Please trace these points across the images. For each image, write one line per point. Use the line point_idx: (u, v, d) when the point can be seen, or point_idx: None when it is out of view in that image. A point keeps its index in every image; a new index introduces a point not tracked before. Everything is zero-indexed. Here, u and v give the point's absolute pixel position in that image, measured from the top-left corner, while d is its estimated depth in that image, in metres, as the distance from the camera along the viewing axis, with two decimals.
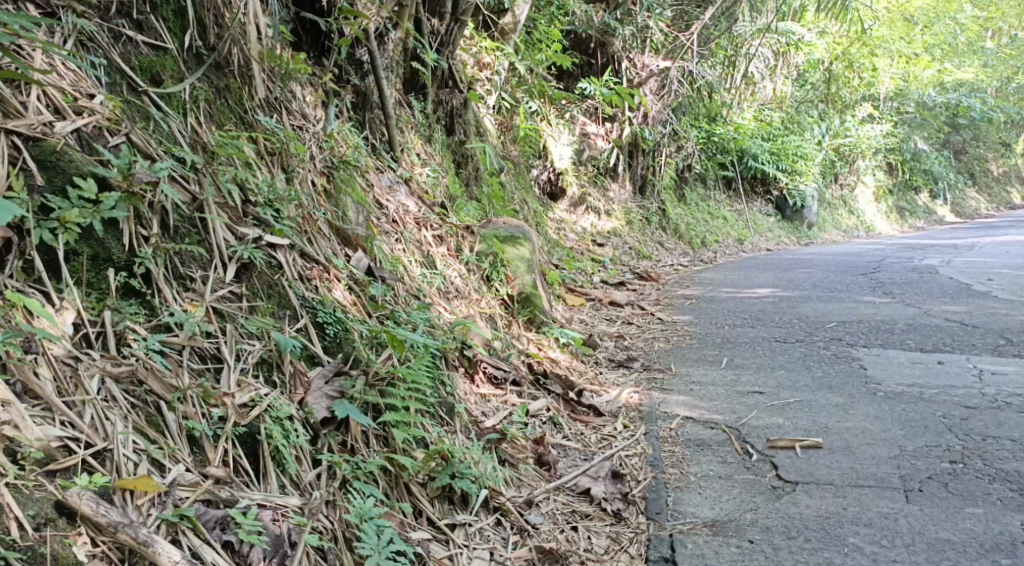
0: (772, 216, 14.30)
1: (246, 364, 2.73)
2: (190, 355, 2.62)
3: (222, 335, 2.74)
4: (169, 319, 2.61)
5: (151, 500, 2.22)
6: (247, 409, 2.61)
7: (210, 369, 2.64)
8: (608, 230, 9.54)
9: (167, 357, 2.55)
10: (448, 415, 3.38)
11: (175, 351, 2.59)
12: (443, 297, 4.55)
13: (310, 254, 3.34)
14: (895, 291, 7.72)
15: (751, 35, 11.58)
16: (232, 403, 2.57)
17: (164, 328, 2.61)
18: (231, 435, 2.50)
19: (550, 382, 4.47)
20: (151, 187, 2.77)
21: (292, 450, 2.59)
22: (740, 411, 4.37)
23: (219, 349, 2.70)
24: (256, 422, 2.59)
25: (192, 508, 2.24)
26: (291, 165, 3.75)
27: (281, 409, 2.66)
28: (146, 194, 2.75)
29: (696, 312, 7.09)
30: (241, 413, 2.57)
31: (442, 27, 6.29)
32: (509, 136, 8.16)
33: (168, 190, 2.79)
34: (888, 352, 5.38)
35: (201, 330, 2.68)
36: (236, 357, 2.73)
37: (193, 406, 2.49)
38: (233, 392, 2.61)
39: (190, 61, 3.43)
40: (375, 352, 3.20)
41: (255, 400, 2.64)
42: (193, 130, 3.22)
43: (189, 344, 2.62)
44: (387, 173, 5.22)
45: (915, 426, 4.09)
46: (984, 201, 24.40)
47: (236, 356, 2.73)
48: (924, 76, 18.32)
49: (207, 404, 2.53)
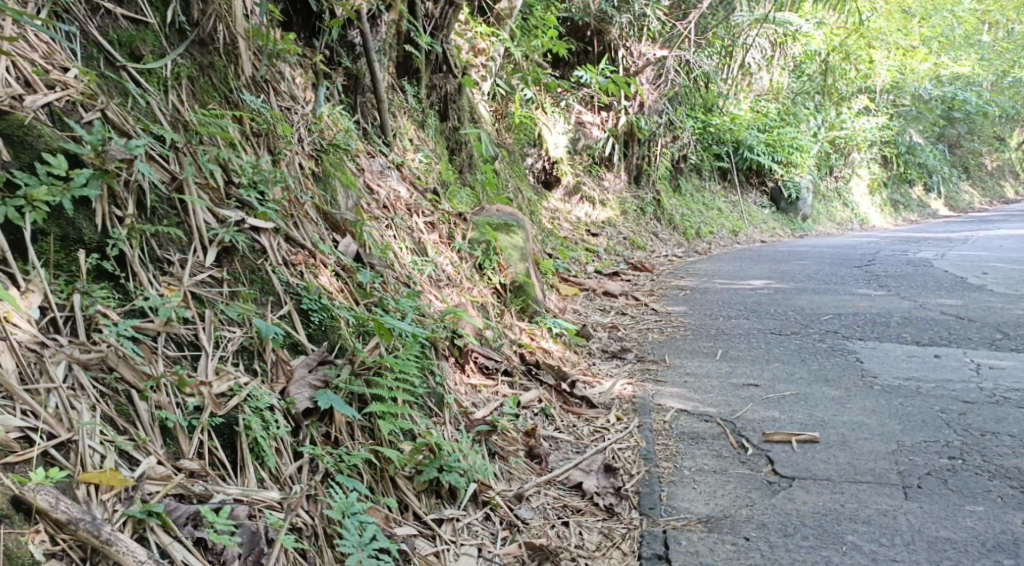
0: (767, 207, 14.22)
1: (225, 352, 2.62)
2: (166, 342, 2.52)
3: (201, 321, 2.63)
4: (144, 303, 2.51)
5: (118, 495, 2.13)
6: (225, 399, 2.51)
7: (187, 356, 2.54)
8: (603, 219, 9.44)
9: (140, 344, 2.45)
10: (436, 407, 3.28)
11: (149, 338, 2.48)
12: (434, 285, 4.45)
13: (295, 239, 3.23)
14: (890, 284, 7.64)
15: (748, 25, 11.48)
16: (210, 393, 2.46)
17: (138, 313, 2.51)
18: (207, 426, 2.40)
19: (543, 373, 4.37)
20: (126, 165, 2.66)
21: (271, 442, 2.49)
22: (735, 403, 4.28)
23: (197, 336, 2.59)
24: (233, 413, 2.49)
25: (161, 505, 2.15)
26: (278, 147, 3.66)
27: (261, 400, 2.56)
28: (120, 171, 2.65)
29: (690, 303, 7.01)
30: (218, 404, 2.47)
31: (436, 11, 6.17)
32: (504, 123, 8.06)
33: (144, 168, 2.68)
34: (884, 345, 5.30)
35: (177, 316, 2.57)
36: (215, 344, 2.63)
37: (167, 395, 2.39)
38: (210, 380, 2.51)
39: (172, 36, 3.33)
40: (362, 341, 3.10)
41: (233, 390, 2.53)
42: (175, 108, 3.11)
43: (165, 330, 2.52)
44: (378, 158, 5.11)
45: (913, 421, 4.00)
46: (977, 195, 24.33)
47: (215, 343, 2.63)
48: (920, 68, 18.23)
49: (182, 394, 2.43)
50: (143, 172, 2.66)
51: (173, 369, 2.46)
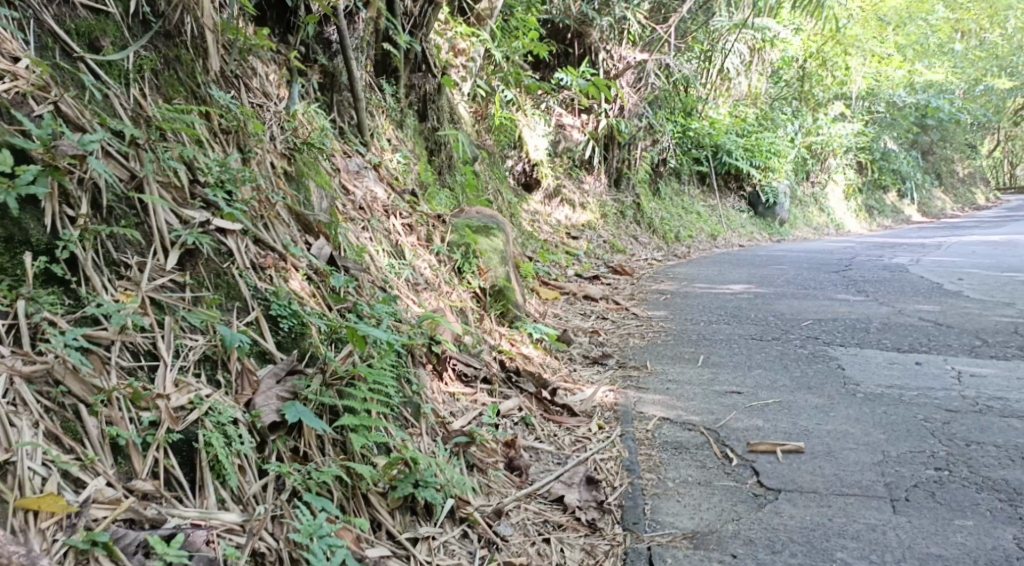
0: (745, 212, 14.16)
1: (185, 362, 2.48)
2: (121, 351, 2.37)
3: (159, 329, 2.49)
4: (95, 310, 2.36)
5: (60, 522, 2.01)
6: (184, 413, 2.36)
7: (144, 367, 2.39)
8: (583, 223, 9.32)
9: (91, 354, 2.30)
10: (412, 417, 3.14)
11: (102, 347, 2.34)
12: (411, 289, 4.31)
13: (264, 241, 3.08)
14: (869, 289, 7.57)
15: (727, 30, 11.43)
16: (167, 407, 2.32)
17: (89, 321, 2.36)
18: (163, 442, 2.26)
19: (523, 380, 4.23)
20: (79, 161, 2.51)
21: (234, 459, 2.34)
22: (718, 412, 4.16)
23: (155, 345, 2.44)
24: (193, 428, 2.34)
25: (107, 532, 2.02)
26: (248, 144, 3.51)
27: (223, 415, 2.41)
28: (73, 169, 2.50)
29: (671, 308, 6.90)
30: (175, 419, 2.33)
31: (416, 9, 6.03)
32: (484, 125, 7.92)
33: (99, 165, 2.53)
34: (866, 352, 5.20)
35: (134, 323, 2.42)
36: (175, 354, 2.48)
37: (119, 410, 2.25)
38: (168, 393, 2.36)
39: (136, 27, 3.21)
40: (334, 349, 2.94)
41: (193, 403, 2.39)
42: (137, 103, 2.98)
43: (120, 338, 2.37)
44: (355, 158, 4.96)
45: (897, 430, 3.87)
46: (949, 201, 24.44)
47: (174, 353, 2.48)
48: (895, 76, 18.28)
49: (137, 408, 2.29)
50: (97, 169, 2.51)
51: (127, 381, 2.31)
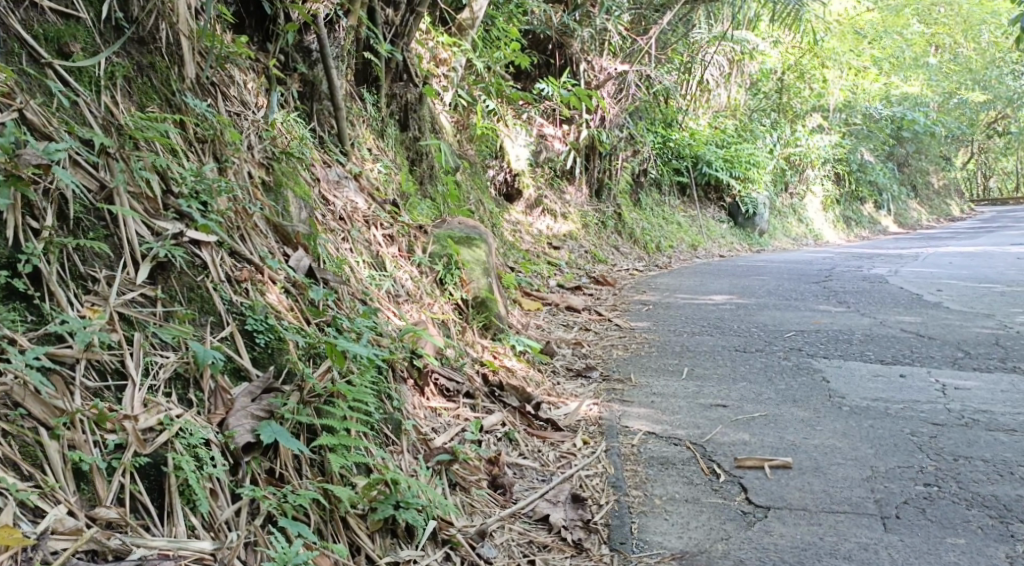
0: (725, 222, 14.15)
1: (155, 381, 2.38)
2: (86, 370, 2.27)
3: (128, 346, 2.38)
4: (59, 327, 2.25)
5: (14, 556, 1.89)
6: (153, 435, 2.26)
7: (111, 387, 2.29)
8: (565, 233, 9.26)
9: (53, 373, 2.19)
10: (392, 434, 3.05)
11: (66, 366, 2.23)
12: (392, 301, 4.23)
13: (240, 253, 2.98)
14: (849, 300, 7.54)
15: (707, 42, 11.46)
16: (134, 429, 2.22)
17: (53, 339, 2.25)
18: (130, 467, 2.16)
19: (506, 394, 4.14)
20: (43, 171, 2.42)
21: (206, 483, 2.25)
22: (704, 425, 4.09)
23: (123, 363, 2.34)
24: (162, 451, 2.25)
25: None
26: (225, 154, 3.43)
27: (192, 437, 2.31)
28: (37, 179, 2.41)
29: (654, 319, 6.83)
30: (143, 441, 2.23)
31: (397, 18, 5.96)
32: (466, 135, 7.83)
33: (64, 175, 2.43)
34: (849, 364, 5.15)
35: (101, 340, 2.32)
36: (145, 372, 2.38)
37: (83, 433, 2.15)
38: (136, 414, 2.26)
39: (108, 33, 3.12)
40: (312, 364, 2.84)
41: (163, 424, 2.29)
42: (108, 110, 2.91)
43: (86, 356, 2.27)
44: (335, 167, 4.88)
45: (884, 444, 3.79)
46: (925, 212, 24.58)
47: (144, 371, 2.38)
48: (871, 88, 18.40)
49: (102, 430, 2.19)
50: (63, 179, 2.42)
51: (92, 402, 2.21)
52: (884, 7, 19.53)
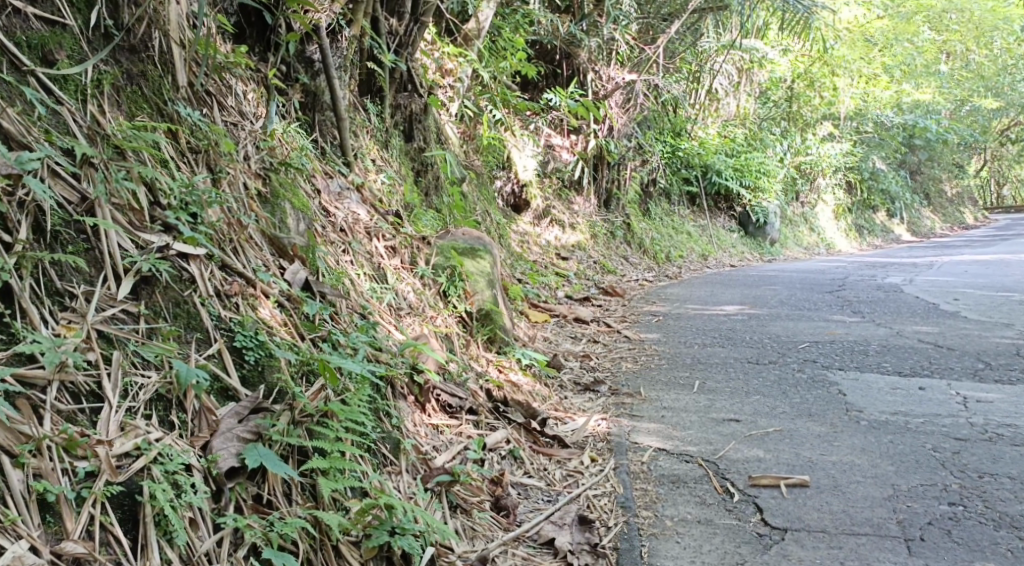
0: (735, 232, 14.05)
1: (134, 402, 2.26)
2: (59, 393, 2.16)
3: (105, 366, 2.27)
4: (29, 347, 2.13)
5: None
6: (128, 461, 2.15)
7: (85, 410, 2.18)
8: (573, 243, 9.14)
9: (22, 396, 2.09)
10: (390, 454, 2.93)
11: (37, 388, 2.12)
12: (393, 315, 4.11)
13: (231, 266, 2.87)
14: (864, 310, 7.39)
15: (715, 51, 11.35)
16: (107, 456, 2.11)
17: (23, 360, 2.14)
18: (101, 496, 2.05)
19: (511, 411, 4.01)
20: (15, 182, 2.32)
21: (184, 512, 2.14)
22: (716, 441, 3.95)
23: (100, 385, 2.23)
24: (136, 480, 2.13)
25: None
26: (219, 164, 3.32)
27: (172, 462, 2.20)
28: (10, 191, 2.31)
29: (664, 330, 6.69)
30: (116, 469, 2.11)
31: (401, 28, 5.86)
32: (472, 145, 7.73)
33: (36, 185, 2.33)
34: (866, 376, 5.00)
35: (77, 361, 2.21)
36: (123, 394, 2.27)
37: (50, 460, 2.04)
38: (111, 438, 2.16)
39: (97, 41, 3.03)
40: (305, 383, 2.72)
41: (140, 448, 2.18)
42: (94, 120, 2.81)
43: (59, 377, 2.16)
44: (337, 179, 4.76)
45: (905, 461, 3.65)
46: (939, 221, 24.38)
47: (122, 392, 2.27)
48: (883, 96, 18.25)
49: (73, 457, 2.08)
50: (36, 190, 2.32)
51: (64, 426, 2.10)
52: (894, 14, 19.36)
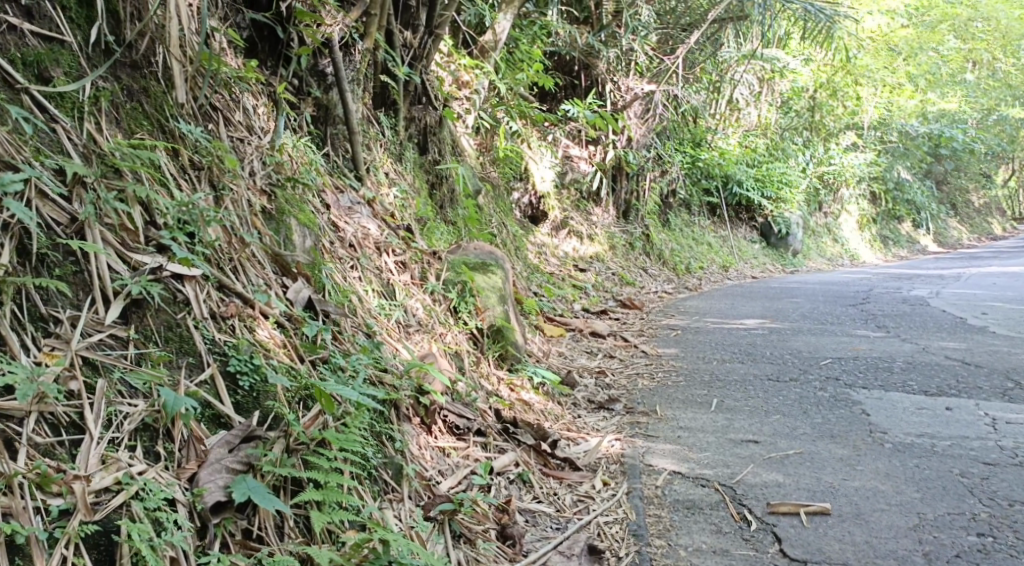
0: (757, 243, 13.91)
1: (117, 433, 2.27)
2: (37, 423, 2.16)
3: (88, 396, 2.28)
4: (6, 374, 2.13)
5: None
6: (107, 496, 2.15)
7: (65, 442, 2.19)
8: (590, 255, 9.05)
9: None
10: (392, 480, 2.86)
11: (15, 420, 2.13)
12: (402, 332, 4.03)
13: (228, 286, 2.81)
14: (889, 324, 7.24)
15: (736, 61, 11.22)
16: (84, 493, 2.11)
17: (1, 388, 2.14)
18: (75, 536, 2.06)
19: (520, 432, 3.89)
20: None
21: (165, 550, 2.14)
22: (734, 464, 3.83)
23: (82, 416, 2.24)
24: (113, 517, 2.13)
25: None
26: (222, 181, 3.24)
27: (153, 498, 2.20)
28: None
29: (682, 345, 6.57)
30: (92, 507, 2.12)
31: (416, 40, 5.80)
32: (488, 158, 7.65)
33: (17, 208, 2.32)
34: (891, 395, 4.85)
35: (58, 391, 2.22)
36: (106, 423, 2.27)
37: (22, 499, 2.03)
38: (90, 473, 2.16)
39: (97, 57, 2.96)
40: (303, 408, 2.69)
41: (120, 483, 2.18)
42: (90, 138, 2.75)
43: (38, 408, 2.16)
44: (347, 193, 4.68)
45: (932, 487, 3.52)
46: (966, 231, 24.07)
47: (106, 422, 2.27)
48: (908, 105, 18.01)
49: (48, 494, 2.08)
50: (17, 213, 2.31)
51: (39, 462, 2.10)
52: (919, 22, 19.14)
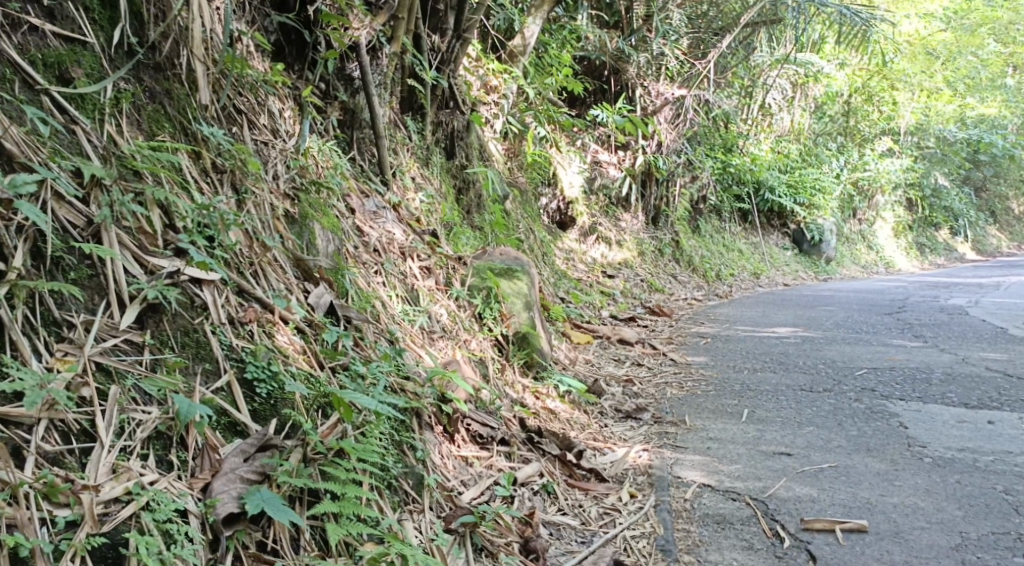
0: (789, 250, 13.78)
1: (129, 441, 2.24)
2: (46, 431, 2.14)
3: (100, 402, 2.26)
4: (17, 379, 2.12)
5: None
6: (115, 507, 2.12)
7: (75, 450, 2.16)
8: (619, 261, 8.97)
9: (8, 434, 2.08)
10: (412, 491, 2.80)
11: (23, 428, 2.11)
12: (426, 338, 3.98)
13: (248, 291, 2.81)
14: (926, 334, 7.08)
15: (769, 65, 11.10)
16: (91, 504, 2.08)
17: (11, 396, 2.12)
18: (81, 548, 2.02)
19: (545, 441, 3.83)
20: (7, 207, 2.30)
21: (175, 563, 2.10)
22: (764, 477, 3.74)
23: (92, 423, 2.21)
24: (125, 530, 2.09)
25: None
26: (245, 185, 3.20)
27: (163, 509, 2.16)
28: (5, 218, 2.29)
29: (711, 353, 6.46)
30: (98, 519, 2.08)
31: (443, 44, 5.75)
32: (516, 162, 7.58)
33: (29, 211, 2.30)
34: (929, 407, 4.72)
35: (70, 397, 2.20)
36: (118, 432, 2.25)
37: (27, 510, 2.01)
38: (99, 483, 2.13)
39: (119, 58, 2.93)
40: (321, 416, 2.66)
41: (130, 493, 2.15)
42: (110, 139, 2.73)
43: (48, 415, 2.15)
44: (374, 197, 4.61)
45: (975, 506, 3.43)
46: (1004, 240, 23.68)
47: (117, 430, 2.25)
48: (945, 109, 17.73)
49: (55, 505, 2.05)
50: (29, 215, 2.30)
51: (46, 472, 2.08)
52: (957, 26, 18.86)
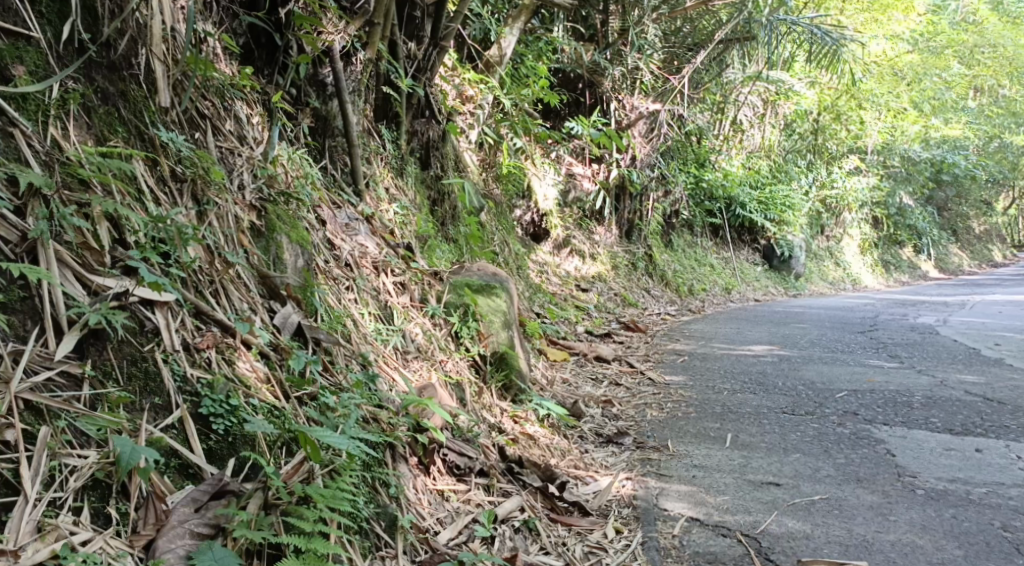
0: (759, 265, 13.67)
1: (59, 492, 2.08)
2: None
3: (27, 447, 2.09)
4: None
5: None
6: None
7: None
8: (593, 274, 8.77)
9: None
10: (385, 534, 2.57)
11: None
12: (399, 359, 3.74)
13: (207, 313, 2.59)
14: (902, 354, 6.93)
15: (741, 82, 10.74)
16: None
17: None
18: None
19: (527, 472, 3.59)
20: None
21: None
22: (755, 509, 3.54)
23: (17, 474, 2.05)
24: None
25: None
26: (207, 195, 2.94)
27: None
28: None
29: (690, 372, 6.25)
30: None
31: (420, 52, 5.49)
32: (491, 173, 7.37)
33: None
34: (915, 434, 4.53)
35: None
36: (47, 482, 2.08)
37: None
38: (20, 547, 1.97)
39: (69, 56, 2.66)
40: (285, 454, 2.47)
41: (56, 557, 1.99)
42: (55, 144, 2.51)
43: None
44: (345, 209, 4.36)
45: (974, 544, 3.24)
46: (966, 257, 23.84)
47: (46, 480, 2.08)
48: (910, 129, 17.74)
49: None
50: None
51: None
52: (925, 47, 18.59)
